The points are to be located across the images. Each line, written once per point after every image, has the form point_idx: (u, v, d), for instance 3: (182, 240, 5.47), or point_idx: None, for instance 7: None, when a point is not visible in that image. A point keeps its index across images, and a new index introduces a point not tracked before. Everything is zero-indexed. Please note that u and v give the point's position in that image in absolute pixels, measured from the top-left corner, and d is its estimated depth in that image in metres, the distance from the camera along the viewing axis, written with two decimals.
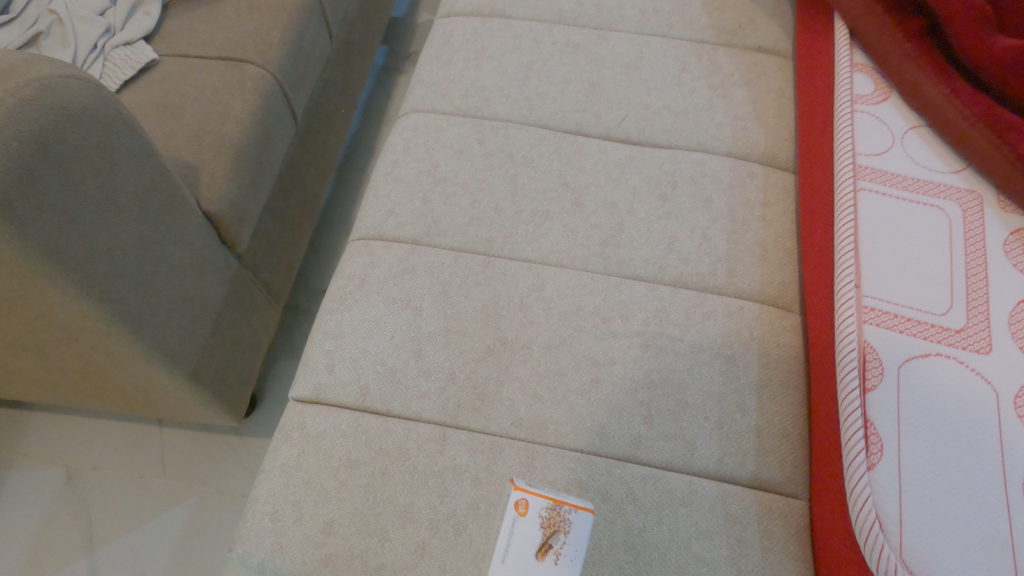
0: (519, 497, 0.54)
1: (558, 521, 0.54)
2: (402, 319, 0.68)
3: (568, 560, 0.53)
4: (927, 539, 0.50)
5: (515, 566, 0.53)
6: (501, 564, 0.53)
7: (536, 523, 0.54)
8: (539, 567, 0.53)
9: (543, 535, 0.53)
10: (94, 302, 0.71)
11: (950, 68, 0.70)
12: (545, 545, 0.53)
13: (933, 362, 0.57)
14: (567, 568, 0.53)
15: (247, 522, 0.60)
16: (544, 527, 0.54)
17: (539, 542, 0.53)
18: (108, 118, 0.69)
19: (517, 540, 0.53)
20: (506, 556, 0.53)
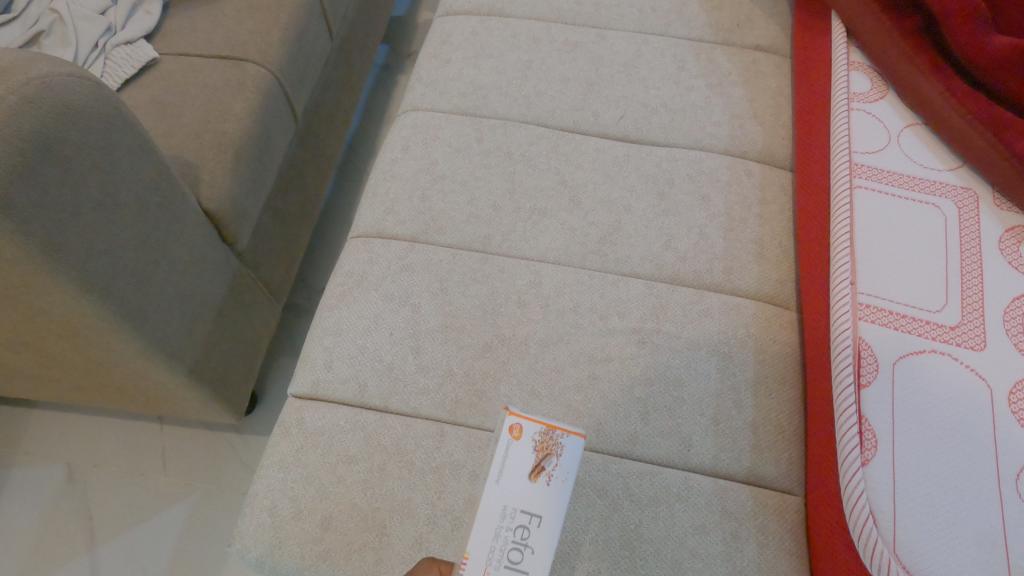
0: (514, 423, 0.45)
1: (551, 445, 0.46)
2: (400, 316, 0.68)
3: (559, 484, 0.45)
4: (920, 534, 0.51)
5: (511, 488, 0.44)
6: (494, 484, 0.44)
7: (529, 446, 0.45)
8: (532, 490, 0.45)
9: (535, 458, 0.45)
10: (95, 299, 0.72)
11: (946, 67, 0.70)
12: (537, 466, 0.45)
13: (928, 359, 0.57)
14: (559, 491, 0.45)
15: (245, 517, 0.60)
16: (537, 450, 0.45)
17: (531, 464, 0.45)
18: (108, 117, 0.69)
19: (510, 463, 0.45)
20: (500, 476, 0.44)
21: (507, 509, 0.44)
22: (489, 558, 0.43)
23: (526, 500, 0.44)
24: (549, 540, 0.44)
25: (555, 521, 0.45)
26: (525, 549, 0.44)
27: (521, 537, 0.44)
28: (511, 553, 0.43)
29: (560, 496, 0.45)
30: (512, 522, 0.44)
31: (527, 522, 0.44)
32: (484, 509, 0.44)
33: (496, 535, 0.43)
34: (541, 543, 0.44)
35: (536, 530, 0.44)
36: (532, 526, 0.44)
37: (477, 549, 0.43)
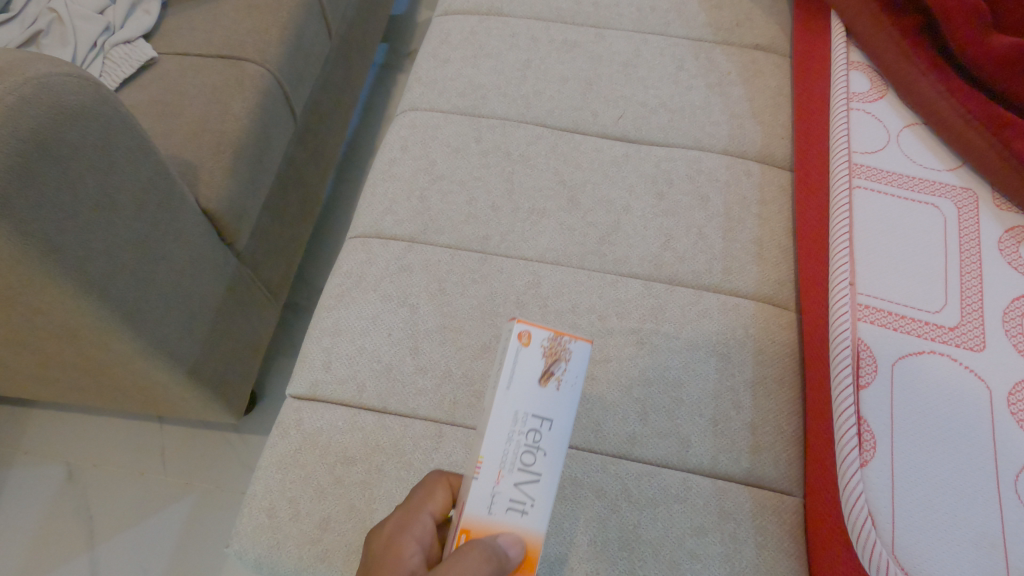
0: (521, 330, 0.44)
1: (559, 350, 0.45)
2: (398, 317, 0.68)
3: (569, 389, 0.44)
4: (919, 536, 0.51)
5: (522, 392, 0.43)
6: (505, 391, 0.43)
7: (538, 352, 0.44)
8: (542, 395, 0.44)
9: (543, 364, 0.44)
10: (94, 299, 0.71)
11: (946, 66, 0.70)
12: (546, 372, 0.44)
13: (926, 360, 0.57)
14: (569, 396, 0.44)
15: (243, 518, 0.60)
16: (546, 356, 0.44)
17: (540, 370, 0.44)
18: (106, 117, 0.69)
19: (520, 369, 0.43)
20: (511, 381, 0.43)
21: (518, 414, 0.43)
22: (502, 463, 0.42)
23: (537, 406, 0.43)
24: (559, 443, 0.44)
25: (565, 426, 0.44)
26: (536, 451, 0.43)
27: (533, 441, 0.43)
28: (523, 457, 0.43)
29: (569, 402, 0.44)
30: (524, 427, 0.43)
31: (538, 428, 0.43)
32: (497, 415, 0.43)
33: (508, 441, 0.43)
34: (552, 446, 0.44)
35: (547, 434, 0.44)
36: (543, 430, 0.44)
37: (490, 455, 0.42)
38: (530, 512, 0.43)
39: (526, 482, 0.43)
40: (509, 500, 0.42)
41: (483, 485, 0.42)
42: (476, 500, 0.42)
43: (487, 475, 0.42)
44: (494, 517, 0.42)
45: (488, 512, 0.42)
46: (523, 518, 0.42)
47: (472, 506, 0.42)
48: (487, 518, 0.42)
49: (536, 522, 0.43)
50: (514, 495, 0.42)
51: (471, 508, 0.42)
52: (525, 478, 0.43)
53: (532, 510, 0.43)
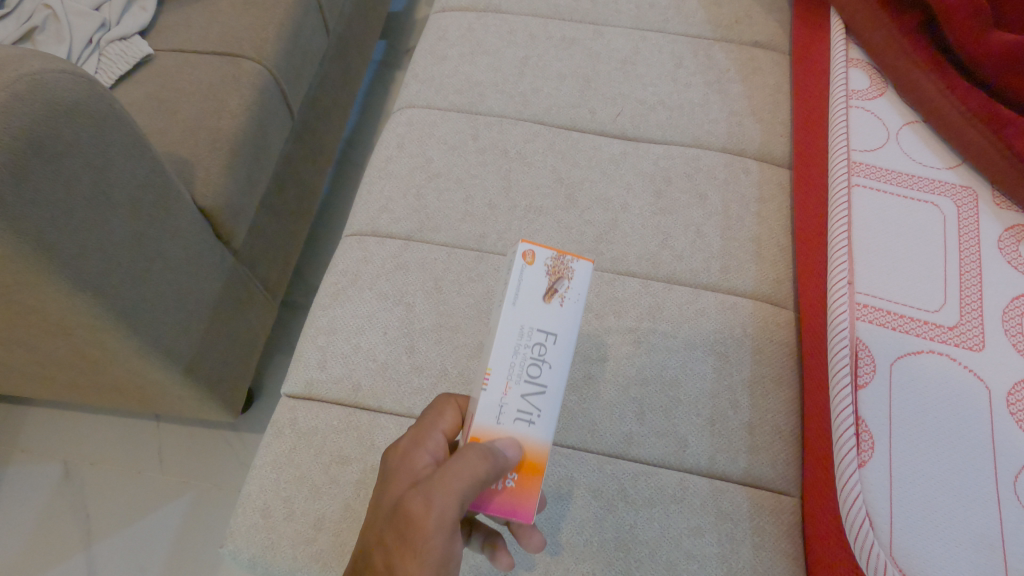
0: (525, 250, 0.46)
1: (562, 269, 0.46)
2: (394, 315, 0.68)
3: (572, 305, 0.46)
4: (917, 537, 0.50)
5: (527, 307, 0.45)
6: (511, 306, 0.45)
7: (543, 271, 0.46)
8: (547, 310, 0.45)
9: (548, 282, 0.46)
10: (88, 298, 0.71)
11: (946, 63, 0.70)
12: (549, 289, 0.46)
13: (925, 359, 0.56)
14: (572, 312, 0.46)
15: (237, 518, 0.60)
16: (549, 274, 0.46)
17: (544, 287, 0.46)
18: (100, 114, 0.69)
19: (525, 287, 0.45)
20: (516, 296, 0.45)
21: (523, 329, 0.45)
22: (509, 375, 0.44)
23: (542, 320, 0.45)
24: (564, 356, 0.45)
25: (569, 340, 0.46)
26: (542, 364, 0.45)
27: (538, 355, 0.45)
28: (529, 369, 0.44)
29: (574, 317, 0.46)
30: (529, 341, 0.45)
31: (543, 341, 0.45)
32: (503, 328, 0.44)
33: (514, 354, 0.44)
34: (557, 358, 0.45)
35: (552, 348, 0.45)
36: (548, 344, 0.45)
37: (496, 364, 0.44)
38: (537, 422, 0.44)
39: (533, 393, 0.44)
40: (517, 410, 0.44)
41: (491, 396, 0.44)
42: (485, 410, 0.44)
43: (495, 386, 0.44)
44: (501, 426, 0.44)
45: (495, 421, 0.44)
46: (529, 428, 0.44)
47: (480, 415, 0.43)
48: (495, 428, 0.44)
49: (541, 431, 0.44)
50: (521, 406, 0.44)
51: (479, 418, 0.43)
52: (532, 390, 0.44)
53: (538, 419, 0.44)
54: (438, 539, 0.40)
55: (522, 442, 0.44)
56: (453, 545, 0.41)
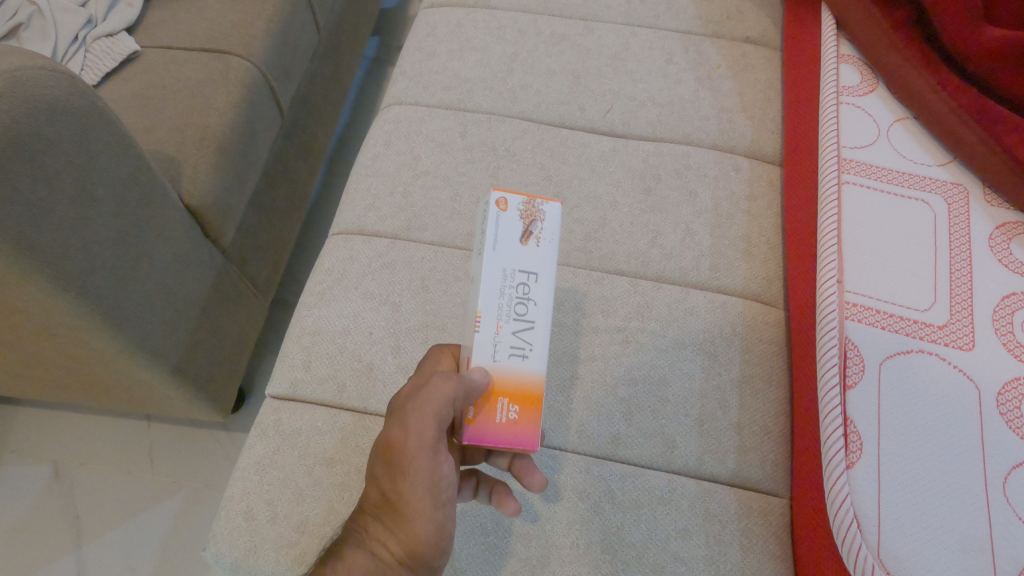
0: (497, 197, 0.51)
1: (534, 212, 0.51)
2: (380, 315, 0.67)
3: (547, 245, 0.51)
4: (905, 539, 0.50)
5: (507, 251, 0.50)
6: (492, 252, 0.50)
7: (516, 216, 0.51)
8: (525, 251, 0.50)
9: (522, 225, 0.51)
10: (72, 297, 0.70)
11: (936, 59, 0.69)
12: (525, 232, 0.51)
13: (914, 358, 0.56)
14: (548, 250, 0.51)
15: (220, 521, 0.59)
16: (522, 218, 0.51)
17: (520, 230, 0.51)
18: (83, 112, 0.68)
19: (503, 233, 0.50)
20: (496, 242, 0.50)
21: (507, 271, 0.50)
22: (499, 315, 0.49)
23: (522, 262, 0.50)
24: (547, 292, 0.51)
25: (550, 278, 0.51)
26: (528, 302, 0.50)
27: (523, 294, 0.50)
28: (517, 307, 0.49)
29: (550, 256, 0.51)
30: (513, 281, 0.50)
31: (526, 281, 0.50)
32: (487, 273, 0.49)
33: (501, 294, 0.49)
34: (541, 295, 0.50)
35: (535, 286, 0.50)
36: (531, 283, 0.50)
37: (486, 306, 0.49)
38: (530, 354, 0.50)
39: (523, 329, 0.50)
40: (510, 345, 0.49)
41: (484, 336, 0.49)
42: (482, 349, 0.49)
43: (488, 327, 0.49)
44: (498, 362, 0.49)
45: (493, 359, 0.49)
46: (524, 361, 0.49)
47: (477, 354, 0.48)
48: (492, 365, 0.49)
49: (536, 364, 0.50)
50: (513, 342, 0.49)
51: (477, 357, 0.49)
52: (522, 327, 0.50)
53: (531, 352, 0.49)
54: (427, 458, 0.45)
55: (519, 375, 0.49)
56: (444, 464, 0.45)
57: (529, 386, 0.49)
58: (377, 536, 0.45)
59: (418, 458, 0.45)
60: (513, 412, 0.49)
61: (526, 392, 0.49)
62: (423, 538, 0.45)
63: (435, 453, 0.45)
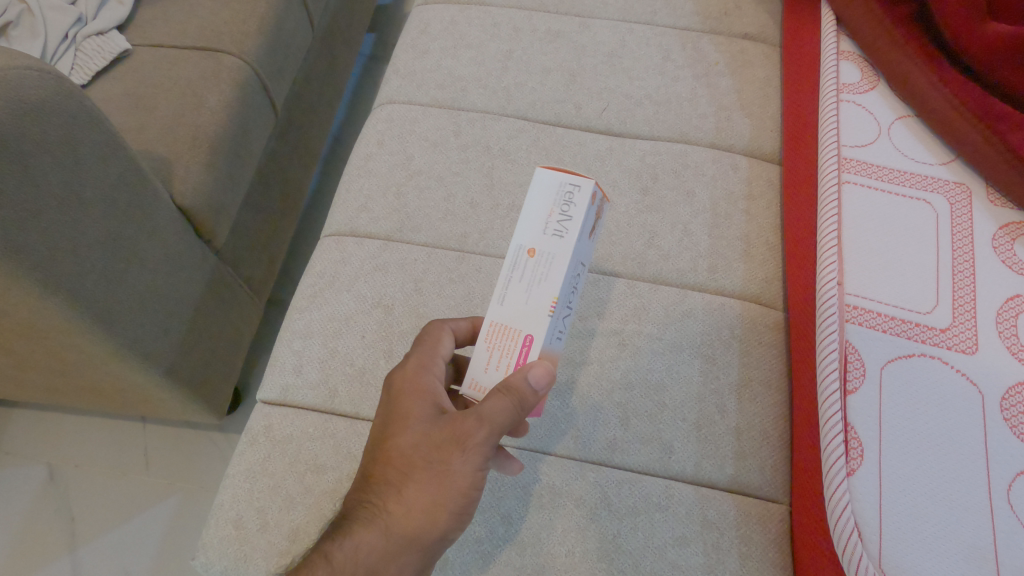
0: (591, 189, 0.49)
1: (598, 209, 0.50)
2: (372, 318, 0.66)
3: (593, 241, 0.51)
4: (908, 549, 0.49)
5: (581, 243, 0.48)
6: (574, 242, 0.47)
7: (591, 207, 0.49)
8: (587, 245, 0.50)
9: (592, 220, 0.49)
10: (60, 301, 0.69)
11: (938, 56, 0.68)
12: (591, 228, 0.50)
13: (916, 363, 0.55)
14: (593, 246, 0.51)
15: (209, 529, 0.58)
16: (594, 213, 0.50)
17: (591, 225, 0.49)
18: (70, 112, 0.66)
19: (585, 220, 0.48)
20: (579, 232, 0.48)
21: (575, 264, 0.48)
22: (562, 303, 0.48)
23: (581, 255, 0.49)
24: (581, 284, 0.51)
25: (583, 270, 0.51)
26: (574, 292, 0.50)
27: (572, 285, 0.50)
28: (570, 297, 0.49)
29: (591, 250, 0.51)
30: (574, 271, 0.49)
31: (578, 273, 0.49)
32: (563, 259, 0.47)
33: (566, 284, 0.48)
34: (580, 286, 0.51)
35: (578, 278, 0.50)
36: (578, 275, 0.50)
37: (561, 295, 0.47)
38: (562, 338, 0.50)
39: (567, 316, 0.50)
40: (558, 330, 0.48)
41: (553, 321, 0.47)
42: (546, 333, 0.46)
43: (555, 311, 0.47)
44: (549, 346, 0.48)
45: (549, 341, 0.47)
46: (560, 344, 0.49)
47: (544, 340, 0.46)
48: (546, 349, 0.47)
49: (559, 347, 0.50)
50: (560, 327, 0.49)
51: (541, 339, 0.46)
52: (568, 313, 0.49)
53: (563, 336, 0.50)
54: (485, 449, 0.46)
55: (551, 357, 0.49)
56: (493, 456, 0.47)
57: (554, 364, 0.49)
58: (404, 515, 0.45)
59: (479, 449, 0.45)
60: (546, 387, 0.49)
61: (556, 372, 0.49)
62: (448, 522, 0.46)
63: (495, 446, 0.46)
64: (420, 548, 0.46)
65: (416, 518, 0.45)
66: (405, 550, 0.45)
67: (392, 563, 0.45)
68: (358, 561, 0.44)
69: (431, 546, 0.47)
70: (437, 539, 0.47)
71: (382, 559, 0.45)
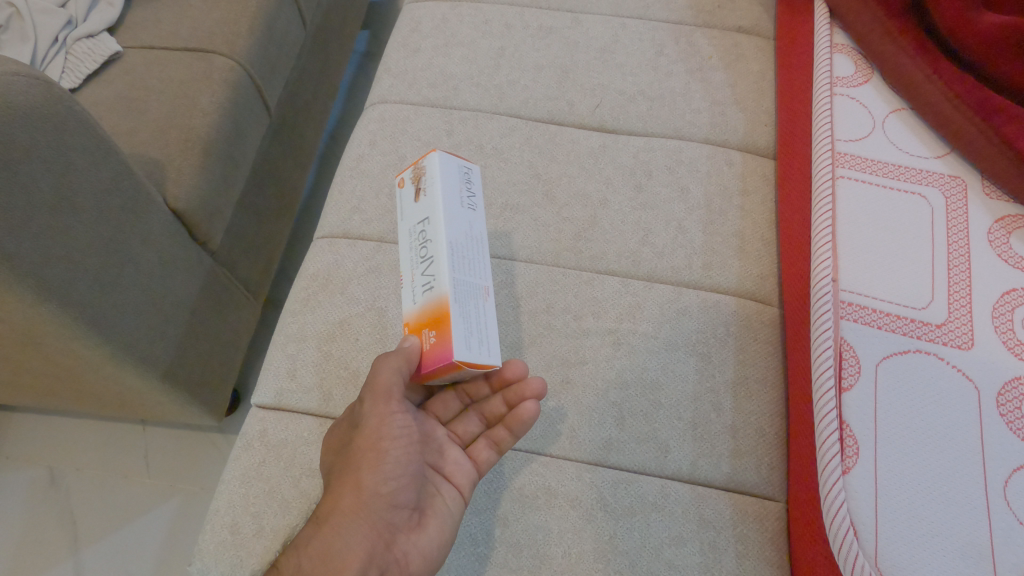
0: (399, 181, 0.64)
1: (420, 172, 0.61)
2: (366, 320, 0.66)
3: (433, 189, 0.59)
4: (903, 547, 0.48)
5: (409, 214, 0.61)
6: (401, 224, 0.61)
7: (411, 184, 0.62)
8: (418, 206, 0.60)
9: (415, 188, 0.61)
10: (54, 308, 0.68)
11: (933, 48, 0.68)
12: (416, 193, 0.61)
13: (911, 359, 0.54)
14: (434, 196, 0.59)
15: (205, 535, 0.58)
16: (414, 183, 0.61)
17: (413, 193, 0.61)
18: (59, 117, 0.66)
19: (405, 202, 0.62)
20: (404, 214, 0.61)
21: (411, 230, 0.60)
22: (410, 267, 0.58)
23: (419, 216, 0.59)
24: (439, 226, 0.57)
25: (439, 213, 0.58)
26: (428, 242, 0.57)
27: (426, 237, 0.58)
28: (421, 252, 0.57)
29: (433, 199, 0.59)
30: (415, 235, 0.59)
31: (421, 229, 0.58)
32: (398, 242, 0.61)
33: (411, 251, 0.59)
34: (435, 229, 0.57)
35: (431, 227, 0.58)
36: (428, 227, 0.58)
37: (404, 264, 0.59)
38: (434, 282, 0.55)
39: (429, 264, 0.56)
40: (421, 284, 0.56)
41: (406, 290, 0.58)
42: (406, 302, 0.57)
43: (406, 281, 0.58)
44: (417, 301, 0.56)
45: (412, 304, 0.56)
46: (432, 289, 0.55)
47: (404, 308, 0.57)
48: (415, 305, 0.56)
49: (440, 286, 0.54)
50: (422, 279, 0.56)
51: (405, 309, 0.57)
52: (425, 265, 0.56)
53: (435, 280, 0.55)
54: (379, 408, 0.52)
55: (430, 303, 0.55)
56: (394, 412, 0.53)
57: (437, 306, 0.54)
58: (332, 493, 0.50)
59: (371, 409, 0.52)
60: (433, 338, 0.53)
61: (439, 316, 0.54)
62: (375, 481, 0.50)
63: (388, 402, 0.53)
64: (360, 517, 0.49)
65: (339, 492, 0.50)
66: (343, 523, 0.49)
67: (336, 542, 0.48)
68: (304, 553, 0.48)
69: (369, 513, 0.49)
70: (374, 503, 0.50)
71: (328, 539, 0.48)
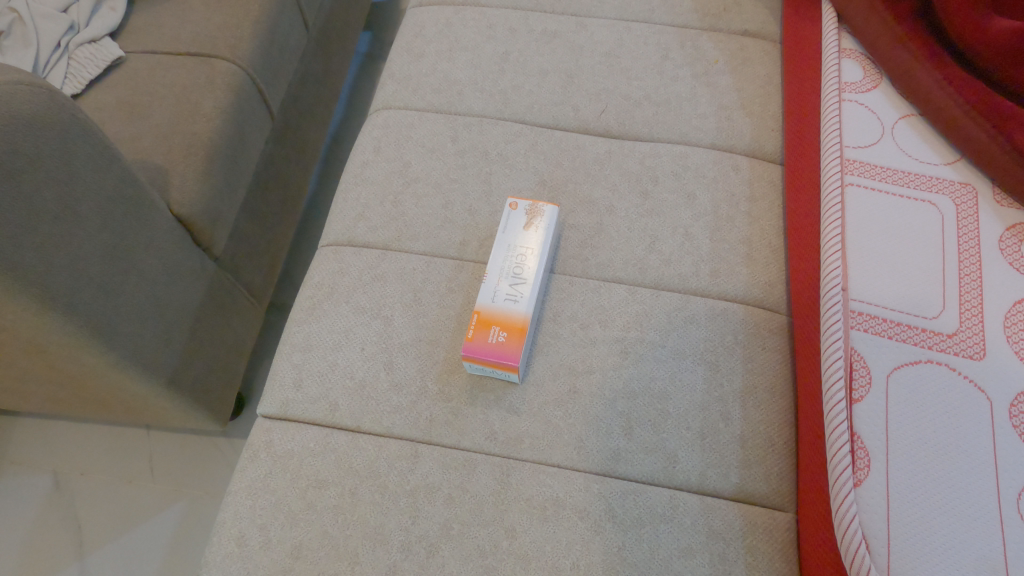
0: (512, 202, 0.69)
1: (536, 210, 0.68)
2: (372, 330, 0.65)
3: (545, 229, 0.66)
4: (917, 562, 0.48)
5: (513, 233, 0.66)
6: (501, 234, 0.67)
7: (523, 213, 0.68)
8: (526, 233, 0.66)
9: (526, 217, 0.67)
10: (60, 318, 0.68)
11: (943, 53, 0.67)
12: (528, 222, 0.67)
13: (922, 370, 0.54)
14: (544, 235, 0.66)
15: (213, 546, 0.58)
16: (527, 212, 0.68)
17: (524, 220, 0.67)
18: (62, 127, 0.65)
19: (511, 222, 0.67)
20: (507, 228, 0.67)
21: (509, 246, 0.66)
22: (500, 274, 0.64)
23: (523, 240, 0.66)
24: (540, 260, 0.64)
25: (544, 251, 0.65)
26: (524, 267, 0.64)
27: (522, 261, 0.65)
28: (515, 268, 0.64)
29: (545, 238, 0.66)
30: (514, 253, 0.65)
31: (523, 253, 0.65)
32: (493, 247, 0.66)
33: (504, 261, 0.65)
34: (534, 262, 0.64)
35: (531, 257, 0.65)
36: (528, 255, 0.65)
37: (493, 266, 0.65)
38: (520, 300, 0.62)
39: (518, 284, 0.63)
40: (506, 292, 0.63)
41: (487, 287, 0.63)
42: (483, 295, 0.63)
43: (490, 280, 0.64)
44: (495, 303, 0.62)
45: (491, 302, 0.62)
46: (515, 303, 0.62)
47: (480, 299, 0.63)
48: (490, 304, 0.62)
49: (524, 308, 0.62)
50: (509, 291, 0.63)
51: (479, 300, 0.63)
52: (518, 283, 0.63)
53: (522, 299, 0.62)
54: None
55: (510, 315, 0.62)
56: None
57: (516, 323, 0.61)
58: None
59: None
60: (501, 337, 0.60)
61: (514, 327, 0.61)
62: None
63: None
64: None
65: None
66: None
67: None
68: None
69: None
70: None
71: None
